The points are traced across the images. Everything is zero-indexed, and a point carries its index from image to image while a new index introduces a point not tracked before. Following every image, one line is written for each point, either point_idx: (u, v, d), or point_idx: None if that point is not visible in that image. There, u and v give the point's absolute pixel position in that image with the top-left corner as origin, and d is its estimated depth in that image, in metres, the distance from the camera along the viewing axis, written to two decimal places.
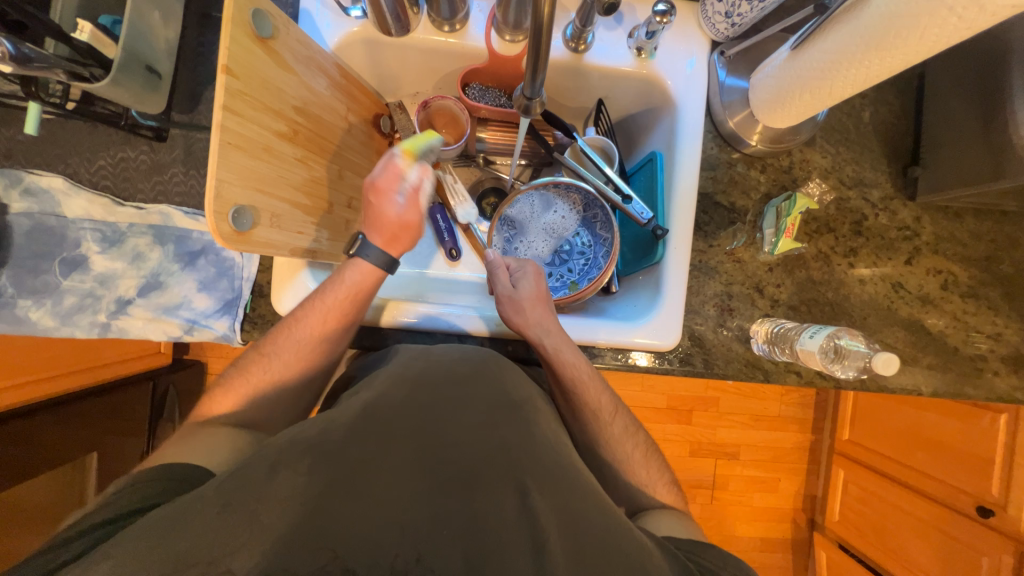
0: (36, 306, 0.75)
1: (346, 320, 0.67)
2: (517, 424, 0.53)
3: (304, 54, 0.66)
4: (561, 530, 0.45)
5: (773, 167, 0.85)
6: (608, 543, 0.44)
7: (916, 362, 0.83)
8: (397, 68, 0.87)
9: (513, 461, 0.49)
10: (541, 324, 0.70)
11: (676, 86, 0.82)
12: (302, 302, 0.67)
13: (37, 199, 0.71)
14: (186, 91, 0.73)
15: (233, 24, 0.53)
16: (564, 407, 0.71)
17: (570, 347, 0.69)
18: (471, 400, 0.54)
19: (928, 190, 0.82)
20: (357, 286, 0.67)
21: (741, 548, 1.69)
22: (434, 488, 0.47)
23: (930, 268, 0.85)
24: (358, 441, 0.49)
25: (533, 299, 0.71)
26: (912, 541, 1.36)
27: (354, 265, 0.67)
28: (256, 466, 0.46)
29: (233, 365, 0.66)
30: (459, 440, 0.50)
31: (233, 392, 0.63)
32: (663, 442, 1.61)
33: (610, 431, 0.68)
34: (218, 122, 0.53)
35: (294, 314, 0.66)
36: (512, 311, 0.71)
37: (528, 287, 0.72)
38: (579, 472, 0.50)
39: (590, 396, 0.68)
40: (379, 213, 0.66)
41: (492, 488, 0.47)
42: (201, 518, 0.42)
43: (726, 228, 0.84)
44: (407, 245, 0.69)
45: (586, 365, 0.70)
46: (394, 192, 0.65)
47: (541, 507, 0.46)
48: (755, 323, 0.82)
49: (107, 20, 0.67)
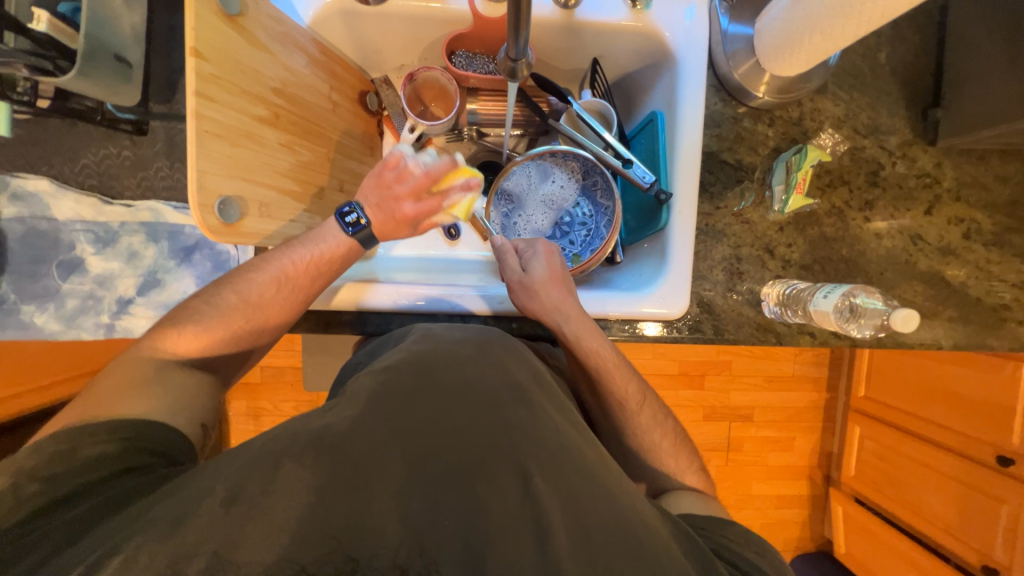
0: (40, 311, 0.75)
1: (321, 275, 0.66)
2: (519, 409, 0.52)
3: (279, 31, 0.63)
4: (566, 513, 0.45)
5: (783, 120, 0.80)
6: (614, 528, 0.44)
7: (936, 316, 0.80)
8: (379, 39, 0.83)
9: (516, 446, 0.48)
10: (557, 308, 0.68)
11: (675, 37, 0.77)
12: (264, 253, 0.65)
13: (25, 203, 0.70)
14: (161, 80, 0.70)
15: (197, 3, 0.50)
16: (590, 391, 0.71)
17: (591, 336, 0.67)
18: (474, 382, 0.54)
19: (950, 133, 0.77)
20: (326, 254, 0.65)
21: (757, 507, 1.71)
22: (432, 478, 0.46)
23: (952, 217, 0.81)
24: (360, 429, 0.48)
25: (547, 282, 0.69)
26: (930, 493, 1.38)
27: (330, 225, 0.66)
28: (258, 461, 0.45)
29: (203, 303, 0.62)
30: (462, 425, 0.50)
31: (206, 331, 0.60)
32: (676, 408, 1.61)
33: (635, 419, 0.67)
34: (193, 109, 0.51)
35: (255, 266, 0.63)
36: (526, 297, 0.69)
37: (540, 269, 0.69)
38: (584, 454, 0.50)
39: (617, 383, 0.67)
40: (387, 203, 0.66)
41: (493, 474, 0.46)
42: (207, 511, 0.42)
43: (733, 188, 0.80)
44: (393, 229, 0.68)
45: (609, 350, 0.68)
46: (408, 196, 0.66)
47: (544, 492, 0.45)
48: (766, 286, 0.79)
49: (67, 8, 0.63)
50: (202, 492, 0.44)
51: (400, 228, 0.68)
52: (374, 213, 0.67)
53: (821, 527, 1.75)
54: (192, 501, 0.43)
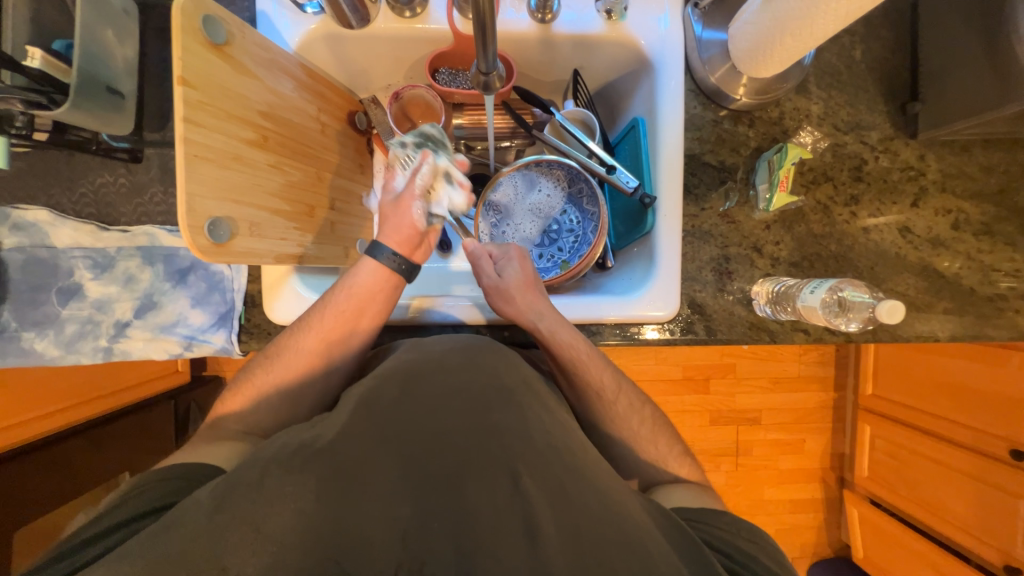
0: (40, 337, 0.75)
1: (366, 313, 0.67)
2: (507, 411, 0.52)
3: (265, 57, 0.65)
4: (557, 513, 0.46)
5: (762, 120, 0.81)
6: (603, 524, 0.45)
7: (931, 308, 0.80)
8: (364, 61, 0.85)
9: (503, 447, 0.49)
10: (534, 310, 0.68)
11: (650, 45, 0.79)
12: (316, 303, 0.68)
13: (25, 233, 0.72)
14: (154, 109, 0.73)
15: (182, 33, 0.52)
16: (568, 388, 0.70)
17: (566, 330, 0.67)
18: (461, 390, 0.54)
19: (931, 125, 0.77)
20: (366, 290, 0.67)
21: (771, 512, 1.67)
22: (425, 483, 0.47)
23: (939, 208, 0.81)
24: (344, 441, 0.49)
25: (521, 287, 0.69)
26: (948, 491, 1.33)
27: (366, 264, 0.67)
28: (243, 472, 0.46)
29: (266, 358, 0.66)
30: (452, 430, 0.50)
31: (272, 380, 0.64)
32: (680, 413, 1.60)
33: (614, 409, 0.66)
34: (181, 134, 0.52)
35: (308, 315, 0.66)
36: (502, 302, 0.70)
37: (514, 274, 0.70)
38: (574, 452, 0.50)
39: (591, 373, 0.66)
40: (384, 203, 0.71)
41: (484, 476, 0.48)
42: (190, 525, 0.42)
43: (716, 189, 0.81)
44: (406, 230, 0.68)
45: (584, 344, 0.67)
46: (397, 180, 0.72)
47: (533, 492, 0.46)
48: (756, 284, 0.79)
49: (61, 44, 0.67)
50: (191, 502, 0.45)
51: (407, 220, 0.69)
52: (382, 224, 0.70)
53: (838, 531, 1.70)
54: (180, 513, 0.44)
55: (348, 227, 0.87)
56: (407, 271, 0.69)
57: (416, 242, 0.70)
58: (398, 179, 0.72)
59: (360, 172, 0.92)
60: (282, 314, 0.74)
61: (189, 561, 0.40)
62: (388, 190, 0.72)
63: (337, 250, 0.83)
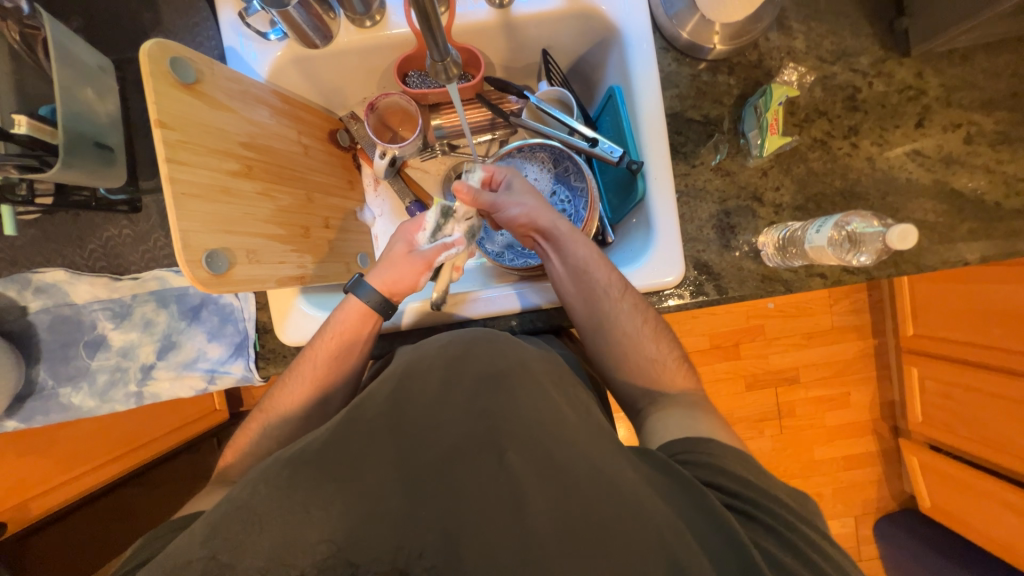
0: (76, 391, 0.79)
1: (353, 350, 0.68)
2: (500, 395, 0.52)
3: (239, 90, 0.67)
4: (543, 480, 0.46)
5: (742, 66, 0.78)
6: (596, 484, 0.45)
7: (956, 231, 0.75)
8: (336, 79, 0.87)
9: (493, 428, 0.49)
10: (547, 212, 0.69)
11: (613, 10, 0.77)
12: (304, 350, 0.68)
13: (48, 294, 0.76)
14: (146, 160, 0.77)
15: (152, 78, 0.54)
16: (575, 298, 0.68)
17: (576, 235, 0.68)
18: (450, 382, 0.54)
19: (923, 38, 0.73)
20: (345, 326, 0.67)
21: (824, 472, 1.61)
22: (415, 475, 0.47)
23: (947, 124, 0.76)
24: (343, 444, 0.49)
25: (529, 192, 0.70)
26: (1006, 422, 1.24)
27: (350, 303, 0.68)
28: (245, 491, 0.47)
29: (263, 410, 0.67)
30: (442, 423, 0.50)
31: (278, 411, 0.66)
32: (715, 382, 1.57)
33: (621, 309, 0.66)
34: (167, 175, 0.54)
35: (299, 362, 0.68)
36: (513, 206, 0.68)
37: (520, 183, 0.71)
38: (566, 426, 0.50)
39: (600, 274, 0.67)
40: (395, 251, 0.70)
41: (473, 459, 0.48)
42: (196, 549, 0.43)
43: (705, 143, 0.78)
44: (403, 286, 0.69)
45: (592, 249, 0.68)
46: (421, 234, 0.71)
47: (519, 466, 0.47)
48: (762, 235, 0.76)
49: (47, 110, 0.70)
50: (199, 525, 0.46)
51: (410, 279, 0.69)
52: (383, 271, 0.69)
53: (901, 484, 1.62)
54: (189, 538, 0.45)
55: (347, 243, 0.89)
56: (388, 310, 0.69)
57: (404, 295, 0.71)
58: (425, 241, 0.70)
59: (350, 189, 0.94)
60: (293, 334, 0.76)
61: (208, 564, 0.42)
62: (411, 243, 0.70)
63: (339, 266, 0.84)
